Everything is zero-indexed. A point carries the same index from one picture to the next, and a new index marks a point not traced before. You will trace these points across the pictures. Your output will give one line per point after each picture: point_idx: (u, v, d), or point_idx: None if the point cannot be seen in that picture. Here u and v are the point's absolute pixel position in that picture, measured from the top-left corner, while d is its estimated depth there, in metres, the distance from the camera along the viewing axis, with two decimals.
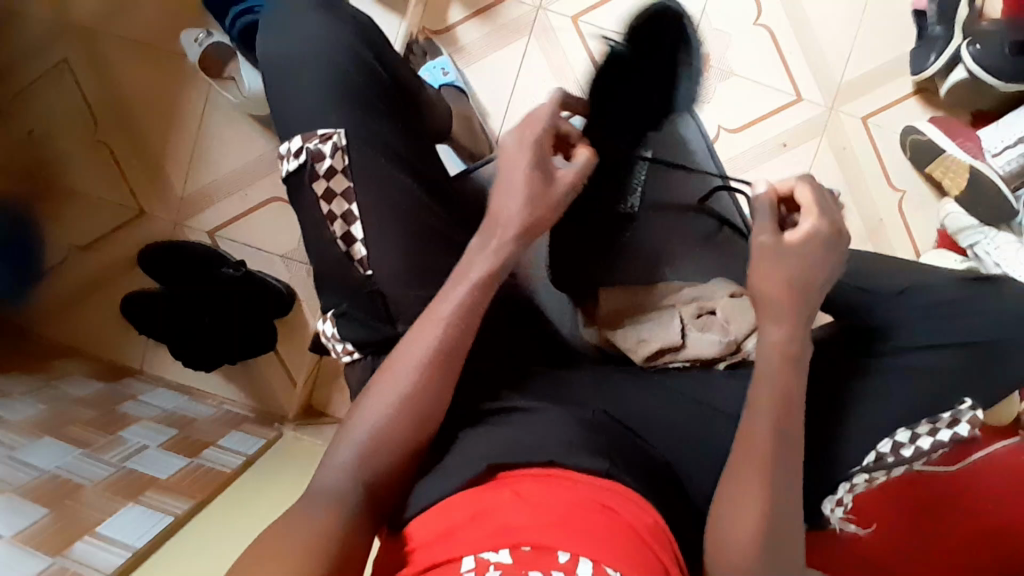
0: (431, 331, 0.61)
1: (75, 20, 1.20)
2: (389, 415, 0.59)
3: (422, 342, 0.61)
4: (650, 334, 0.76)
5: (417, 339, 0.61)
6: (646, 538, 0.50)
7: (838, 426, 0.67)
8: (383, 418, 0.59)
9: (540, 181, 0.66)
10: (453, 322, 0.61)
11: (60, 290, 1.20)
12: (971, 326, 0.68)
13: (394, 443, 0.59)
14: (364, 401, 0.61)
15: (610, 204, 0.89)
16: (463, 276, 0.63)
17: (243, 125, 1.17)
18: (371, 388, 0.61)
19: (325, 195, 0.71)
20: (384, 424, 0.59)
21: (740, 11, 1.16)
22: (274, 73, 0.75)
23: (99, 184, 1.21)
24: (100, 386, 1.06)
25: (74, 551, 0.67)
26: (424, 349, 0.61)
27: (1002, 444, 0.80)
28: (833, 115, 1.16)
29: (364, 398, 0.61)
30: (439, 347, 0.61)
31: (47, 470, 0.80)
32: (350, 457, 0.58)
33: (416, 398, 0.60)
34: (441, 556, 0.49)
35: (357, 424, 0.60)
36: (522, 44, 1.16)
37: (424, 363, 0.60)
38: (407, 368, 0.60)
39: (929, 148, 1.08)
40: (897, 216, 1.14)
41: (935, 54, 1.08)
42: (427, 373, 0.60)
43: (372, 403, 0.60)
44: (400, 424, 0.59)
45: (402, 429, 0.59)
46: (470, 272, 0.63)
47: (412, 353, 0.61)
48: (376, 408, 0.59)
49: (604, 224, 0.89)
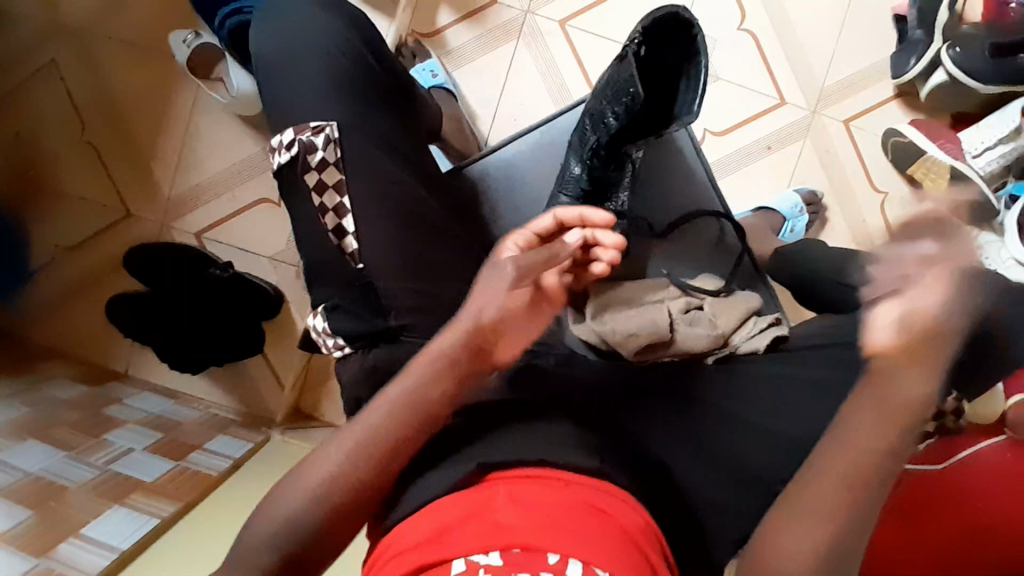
0: (394, 390, 0.58)
1: (61, 20, 1.20)
2: (354, 455, 0.55)
3: (381, 407, 0.57)
4: (640, 327, 0.74)
5: (380, 401, 0.57)
6: (636, 538, 0.51)
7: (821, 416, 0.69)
8: (342, 457, 0.55)
9: (497, 276, 0.63)
10: (418, 394, 0.57)
11: (43, 293, 1.19)
12: None
13: (352, 489, 0.55)
14: (325, 444, 0.57)
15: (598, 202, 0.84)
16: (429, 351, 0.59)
17: (232, 127, 1.17)
18: (334, 434, 0.58)
19: (317, 187, 0.71)
20: (347, 464, 0.55)
21: (725, 16, 1.18)
22: (266, 70, 0.75)
23: (85, 185, 1.20)
24: (85, 389, 1.05)
25: (59, 553, 0.66)
26: (385, 406, 0.57)
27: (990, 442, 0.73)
28: (816, 119, 1.18)
29: (326, 443, 0.57)
30: (398, 414, 0.57)
31: (31, 473, 0.78)
32: (311, 489, 0.54)
33: (381, 440, 0.56)
34: (433, 556, 0.49)
35: (318, 461, 0.56)
36: (510, 47, 1.17)
37: (393, 418, 0.57)
38: (374, 412, 0.57)
39: (911, 149, 1.11)
40: (881, 217, 1.16)
41: (915, 58, 1.10)
42: (398, 431, 0.56)
43: (337, 447, 0.56)
44: (365, 463, 0.55)
45: (369, 468, 0.55)
46: (435, 354, 0.59)
47: (372, 415, 0.57)
48: (334, 453, 0.56)
49: None
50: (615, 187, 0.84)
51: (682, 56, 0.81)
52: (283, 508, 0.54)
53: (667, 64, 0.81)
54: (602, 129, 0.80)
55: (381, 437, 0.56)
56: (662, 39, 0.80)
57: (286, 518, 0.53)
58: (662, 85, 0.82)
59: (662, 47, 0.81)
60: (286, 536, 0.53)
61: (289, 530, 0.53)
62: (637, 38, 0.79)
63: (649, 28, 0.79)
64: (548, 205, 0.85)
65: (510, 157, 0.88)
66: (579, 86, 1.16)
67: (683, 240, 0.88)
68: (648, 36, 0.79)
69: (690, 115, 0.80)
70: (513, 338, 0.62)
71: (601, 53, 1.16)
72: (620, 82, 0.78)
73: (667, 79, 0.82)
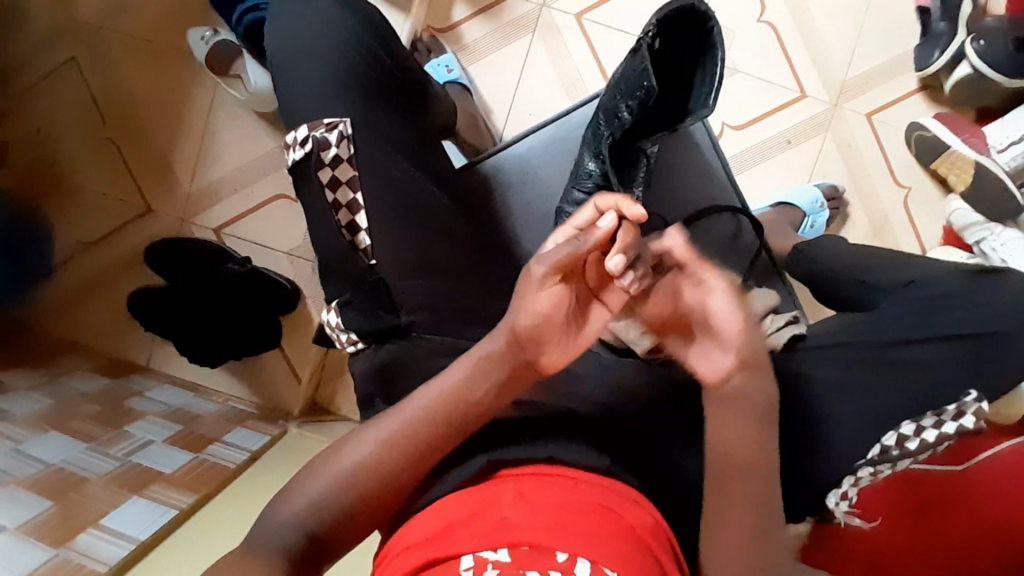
0: (430, 391, 0.60)
1: (82, 19, 1.21)
2: (382, 451, 0.58)
3: (415, 406, 0.60)
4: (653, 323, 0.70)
5: (414, 402, 0.60)
6: (647, 540, 0.51)
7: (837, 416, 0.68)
8: (374, 451, 0.58)
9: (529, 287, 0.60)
10: (451, 396, 0.59)
11: (65, 287, 1.21)
12: (958, 320, 0.70)
13: (376, 480, 0.57)
14: (358, 434, 0.60)
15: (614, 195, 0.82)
16: (472, 355, 0.61)
17: (249, 123, 1.18)
18: (367, 424, 0.61)
19: (330, 184, 0.71)
20: (376, 457, 0.58)
21: (744, 8, 1.16)
22: (280, 67, 0.76)
23: (106, 182, 1.22)
24: (106, 382, 1.07)
25: (78, 542, 0.67)
26: (421, 409, 0.59)
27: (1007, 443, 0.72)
28: (837, 112, 1.15)
29: (358, 433, 0.60)
30: (430, 414, 0.59)
31: (52, 464, 0.80)
32: (338, 474, 0.57)
33: (409, 441, 0.58)
34: (440, 552, 0.49)
35: (348, 450, 0.59)
36: (525, 42, 1.16)
37: (427, 418, 0.59)
38: (408, 411, 0.59)
39: (934, 145, 1.08)
40: (903, 212, 1.14)
41: (939, 51, 1.08)
42: (433, 436, 0.59)
43: (366, 440, 0.59)
44: (394, 460, 0.58)
45: (392, 460, 0.58)
46: (479, 353, 0.61)
47: (404, 415, 0.59)
48: (366, 444, 0.59)
49: None
50: (629, 180, 0.83)
51: (698, 53, 0.80)
52: (310, 490, 0.57)
53: (682, 60, 0.81)
54: (615, 124, 0.79)
55: (413, 436, 0.58)
56: (677, 34, 0.79)
57: (312, 500, 0.57)
58: (677, 80, 0.82)
59: (677, 43, 0.80)
60: (310, 517, 0.56)
61: (314, 511, 0.56)
62: (652, 30, 0.77)
63: (663, 24, 0.77)
64: (562, 200, 0.84)
65: (524, 154, 0.88)
66: (594, 81, 1.15)
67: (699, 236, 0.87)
68: (661, 30, 0.78)
69: (705, 109, 0.79)
70: (556, 350, 0.61)
71: (616, 47, 1.15)
72: (633, 75, 0.77)
73: (682, 77, 0.81)
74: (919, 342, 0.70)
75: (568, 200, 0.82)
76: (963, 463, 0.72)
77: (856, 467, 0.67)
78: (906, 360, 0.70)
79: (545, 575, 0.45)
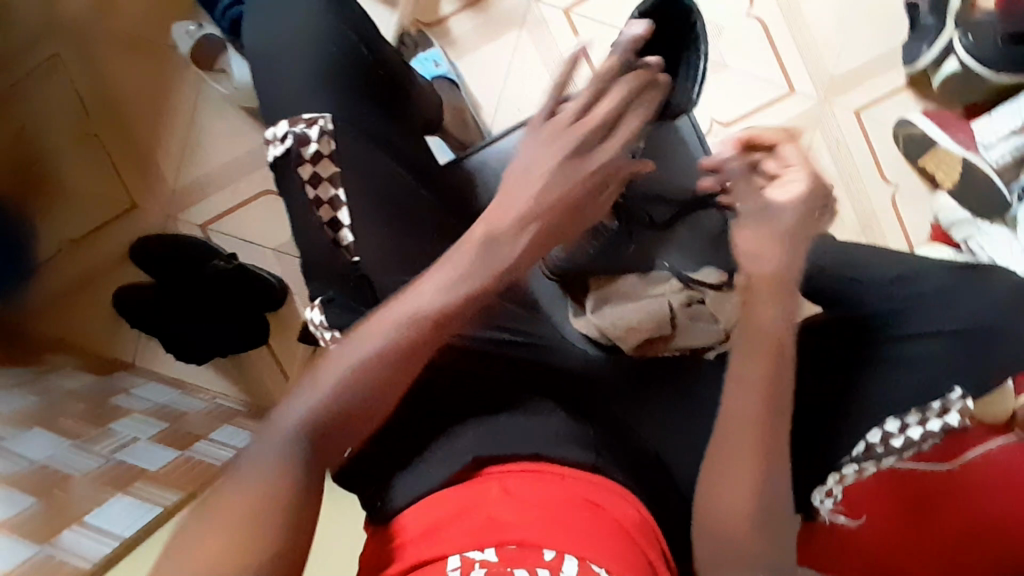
0: (434, 289, 0.58)
1: (66, 11, 1.20)
2: (381, 351, 0.56)
3: (417, 299, 0.58)
4: (641, 320, 0.73)
5: (416, 299, 0.58)
6: (633, 534, 0.52)
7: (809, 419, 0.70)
8: (375, 354, 0.56)
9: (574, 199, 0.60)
10: (458, 287, 0.58)
11: (50, 284, 1.19)
12: (955, 316, 0.70)
13: (378, 383, 0.56)
14: (356, 332, 0.58)
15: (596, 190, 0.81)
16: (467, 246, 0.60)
17: (235, 118, 1.18)
18: (365, 322, 0.58)
19: (312, 179, 0.70)
20: (373, 359, 0.56)
21: (732, 3, 1.16)
22: (262, 60, 0.75)
23: (92, 177, 1.21)
24: (92, 379, 1.06)
25: (62, 540, 0.67)
26: (422, 305, 0.58)
27: (999, 441, 0.72)
28: (826, 108, 1.16)
29: (357, 332, 0.58)
30: (434, 308, 0.58)
31: (36, 461, 0.79)
32: (339, 378, 0.56)
33: (409, 336, 0.57)
34: (429, 553, 0.50)
35: (341, 353, 0.57)
36: (514, 37, 1.16)
37: (432, 316, 0.58)
38: (408, 309, 0.58)
39: (922, 141, 1.10)
40: (891, 209, 1.14)
41: (927, 44, 1.09)
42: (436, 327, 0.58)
43: (363, 341, 0.57)
44: (391, 361, 0.57)
45: (394, 360, 0.57)
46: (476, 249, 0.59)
47: (404, 309, 0.58)
48: (366, 348, 0.56)
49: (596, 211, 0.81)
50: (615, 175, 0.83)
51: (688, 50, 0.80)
52: (308, 397, 0.55)
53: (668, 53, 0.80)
54: None
55: (412, 337, 0.57)
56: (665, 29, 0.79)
57: (313, 409, 0.55)
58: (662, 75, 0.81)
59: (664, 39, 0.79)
60: (310, 427, 0.54)
61: (314, 419, 0.55)
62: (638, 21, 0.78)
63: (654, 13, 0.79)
64: None
65: (504, 151, 0.91)
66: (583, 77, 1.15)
67: (686, 237, 0.86)
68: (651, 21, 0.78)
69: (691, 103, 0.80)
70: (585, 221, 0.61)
71: (604, 42, 1.14)
72: None
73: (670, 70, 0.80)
74: (915, 337, 0.71)
75: None
76: (949, 461, 0.71)
77: (840, 463, 0.69)
78: (889, 355, 0.71)
79: (534, 573, 0.46)
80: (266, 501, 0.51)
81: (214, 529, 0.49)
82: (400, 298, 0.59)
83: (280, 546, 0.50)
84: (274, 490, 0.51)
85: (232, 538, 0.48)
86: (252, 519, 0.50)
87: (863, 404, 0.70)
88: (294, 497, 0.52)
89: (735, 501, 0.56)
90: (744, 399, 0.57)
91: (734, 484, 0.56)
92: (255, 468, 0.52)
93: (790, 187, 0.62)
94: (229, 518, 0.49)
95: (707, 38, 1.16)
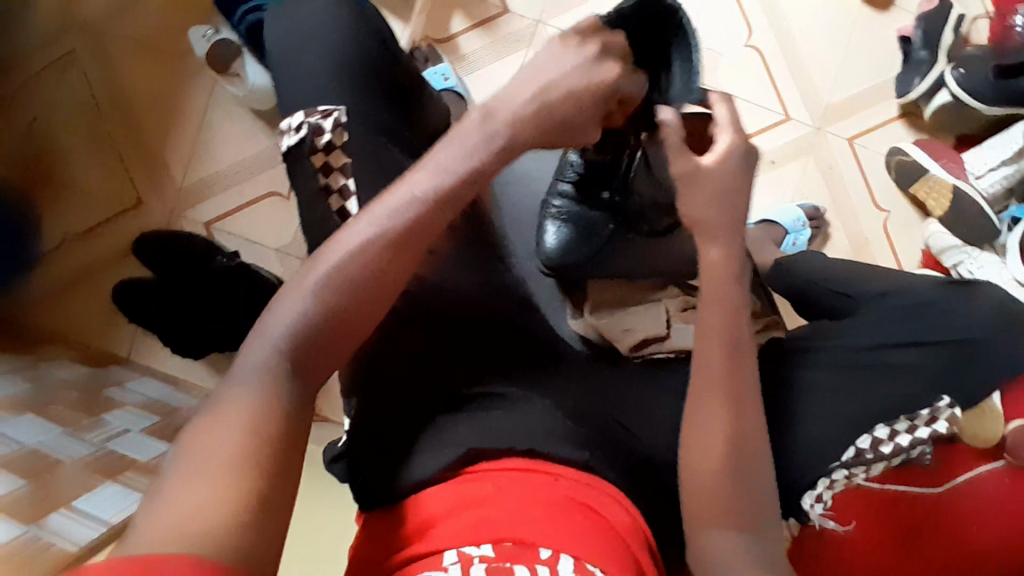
0: (414, 195, 0.59)
1: (86, 15, 1.24)
2: (390, 238, 0.57)
3: (422, 183, 0.59)
4: (637, 325, 0.80)
5: (391, 206, 0.58)
6: (624, 537, 0.53)
7: (799, 427, 0.70)
8: (383, 238, 0.57)
9: None
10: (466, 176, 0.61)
11: (49, 278, 1.19)
12: (935, 331, 0.72)
13: (388, 266, 0.57)
14: (350, 227, 0.58)
15: (599, 222, 0.90)
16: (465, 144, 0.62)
17: (246, 122, 1.21)
18: (346, 230, 0.58)
19: (323, 168, 0.71)
20: (379, 241, 0.57)
21: (732, 32, 1.20)
22: (280, 58, 0.77)
23: (101, 173, 1.22)
24: (85, 371, 1.05)
25: (50, 523, 0.65)
26: (431, 194, 0.59)
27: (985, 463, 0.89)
28: (820, 135, 1.19)
29: (334, 241, 0.58)
30: (440, 192, 0.59)
31: (28, 445, 0.79)
32: (318, 284, 0.55)
33: (413, 221, 0.58)
34: (425, 547, 0.51)
35: (345, 241, 0.57)
36: (521, 55, 1.20)
37: (436, 202, 0.59)
38: (401, 211, 0.58)
39: (914, 169, 1.13)
40: (883, 235, 1.17)
41: (919, 77, 1.14)
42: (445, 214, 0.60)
43: (371, 227, 0.58)
44: (394, 245, 0.57)
45: (405, 249, 0.58)
46: (471, 140, 0.62)
47: (410, 194, 0.59)
48: (340, 257, 0.56)
49: (604, 236, 0.90)
50: (594, 205, 0.89)
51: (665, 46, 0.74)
52: (297, 297, 0.55)
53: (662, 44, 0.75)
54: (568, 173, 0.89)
55: (390, 239, 0.57)
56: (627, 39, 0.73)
57: (306, 309, 0.54)
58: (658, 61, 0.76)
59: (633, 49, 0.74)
60: (294, 334, 0.54)
61: (299, 324, 0.54)
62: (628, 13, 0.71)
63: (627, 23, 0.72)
64: (549, 191, 0.92)
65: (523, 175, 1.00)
66: None
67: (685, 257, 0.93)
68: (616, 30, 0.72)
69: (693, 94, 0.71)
70: None
71: None
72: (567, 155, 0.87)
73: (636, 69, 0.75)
74: (894, 348, 0.72)
75: (555, 192, 0.91)
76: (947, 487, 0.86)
77: (829, 468, 0.69)
78: (880, 366, 0.72)
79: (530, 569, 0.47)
80: (265, 403, 0.50)
81: (215, 434, 0.47)
82: (376, 203, 0.59)
83: (267, 456, 0.47)
84: (257, 400, 0.49)
85: (194, 492, 0.43)
86: (247, 424, 0.48)
87: (856, 415, 0.70)
88: (280, 406, 0.50)
89: (714, 498, 0.58)
90: (706, 402, 0.61)
91: (713, 483, 0.59)
92: (240, 379, 0.51)
93: (718, 145, 0.68)
94: (231, 421, 0.48)
95: (707, 64, 1.20)
